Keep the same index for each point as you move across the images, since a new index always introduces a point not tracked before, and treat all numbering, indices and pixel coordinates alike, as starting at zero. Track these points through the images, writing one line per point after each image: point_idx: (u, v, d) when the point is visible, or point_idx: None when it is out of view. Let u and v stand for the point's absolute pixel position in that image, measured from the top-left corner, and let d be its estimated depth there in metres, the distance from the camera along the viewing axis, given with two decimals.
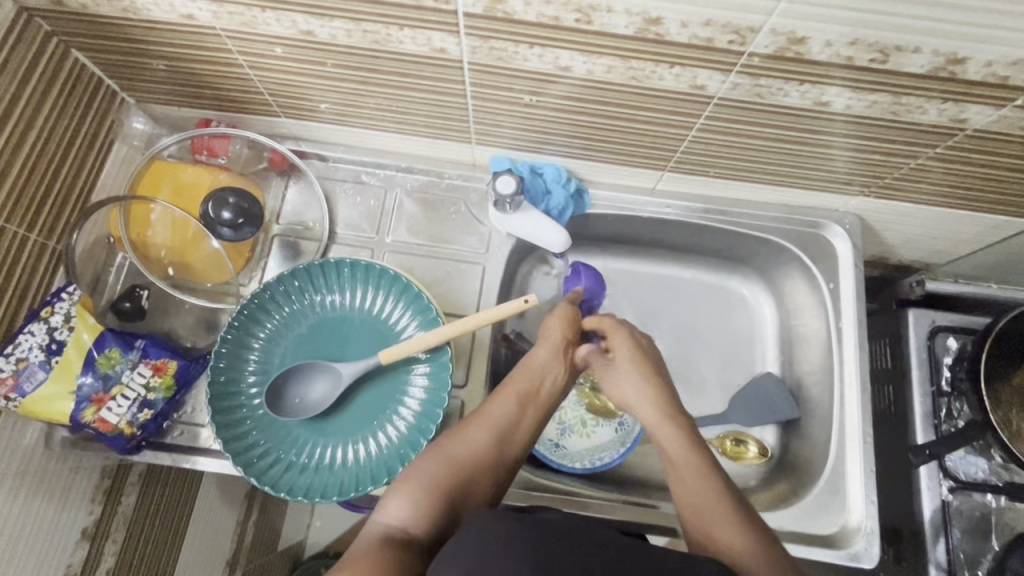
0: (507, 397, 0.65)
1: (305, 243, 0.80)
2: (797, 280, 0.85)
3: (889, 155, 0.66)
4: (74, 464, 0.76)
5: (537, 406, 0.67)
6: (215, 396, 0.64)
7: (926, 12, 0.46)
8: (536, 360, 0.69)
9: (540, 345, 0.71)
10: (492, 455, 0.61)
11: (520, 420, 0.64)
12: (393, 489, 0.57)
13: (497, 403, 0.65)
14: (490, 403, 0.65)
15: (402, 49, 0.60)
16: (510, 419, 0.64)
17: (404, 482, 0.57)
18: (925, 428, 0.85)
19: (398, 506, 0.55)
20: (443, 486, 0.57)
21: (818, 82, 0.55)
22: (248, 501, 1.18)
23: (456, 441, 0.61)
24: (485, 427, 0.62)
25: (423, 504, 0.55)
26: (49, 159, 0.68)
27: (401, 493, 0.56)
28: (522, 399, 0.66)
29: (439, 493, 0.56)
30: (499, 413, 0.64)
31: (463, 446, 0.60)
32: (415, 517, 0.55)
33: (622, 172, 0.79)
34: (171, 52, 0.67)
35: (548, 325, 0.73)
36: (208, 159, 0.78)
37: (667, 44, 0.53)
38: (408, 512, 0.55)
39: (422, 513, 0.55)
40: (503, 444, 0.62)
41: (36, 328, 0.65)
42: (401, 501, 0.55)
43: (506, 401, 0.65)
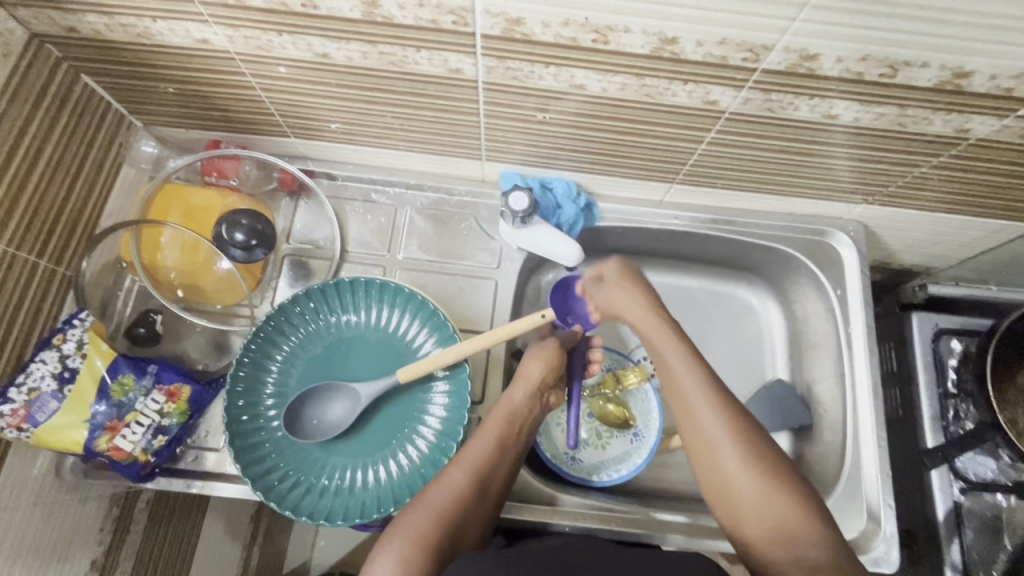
0: (485, 441, 0.63)
1: (315, 263, 0.80)
2: (805, 288, 0.86)
3: (892, 164, 0.68)
4: (86, 494, 0.74)
5: (514, 450, 0.65)
6: (233, 414, 0.63)
7: (956, 27, 0.47)
8: (517, 402, 0.68)
9: (517, 385, 0.69)
10: (476, 500, 0.59)
11: (499, 462, 0.63)
12: (380, 549, 0.54)
13: (476, 446, 0.63)
14: (468, 448, 0.63)
15: (418, 69, 0.60)
16: (490, 462, 0.62)
17: (390, 542, 0.54)
18: (934, 431, 0.86)
19: (388, 567, 0.52)
20: (432, 539, 0.55)
21: (826, 96, 0.56)
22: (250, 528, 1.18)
23: (440, 490, 0.59)
24: (462, 470, 0.61)
25: (415, 562, 0.53)
26: (57, 185, 0.67)
27: (390, 552, 0.53)
28: (501, 443, 0.64)
29: (428, 548, 0.54)
30: (479, 455, 0.62)
31: (446, 493, 0.58)
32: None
33: (629, 185, 0.80)
34: (183, 76, 0.67)
35: (529, 364, 0.71)
36: (218, 181, 0.78)
37: (683, 62, 0.54)
38: (397, 573, 0.51)
39: (414, 573, 0.52)
40: (485, 485, 0.61)
41: (48, 356, 0.64)
42: (390, 561, 0.52)
43: (486, 445, 0.63)
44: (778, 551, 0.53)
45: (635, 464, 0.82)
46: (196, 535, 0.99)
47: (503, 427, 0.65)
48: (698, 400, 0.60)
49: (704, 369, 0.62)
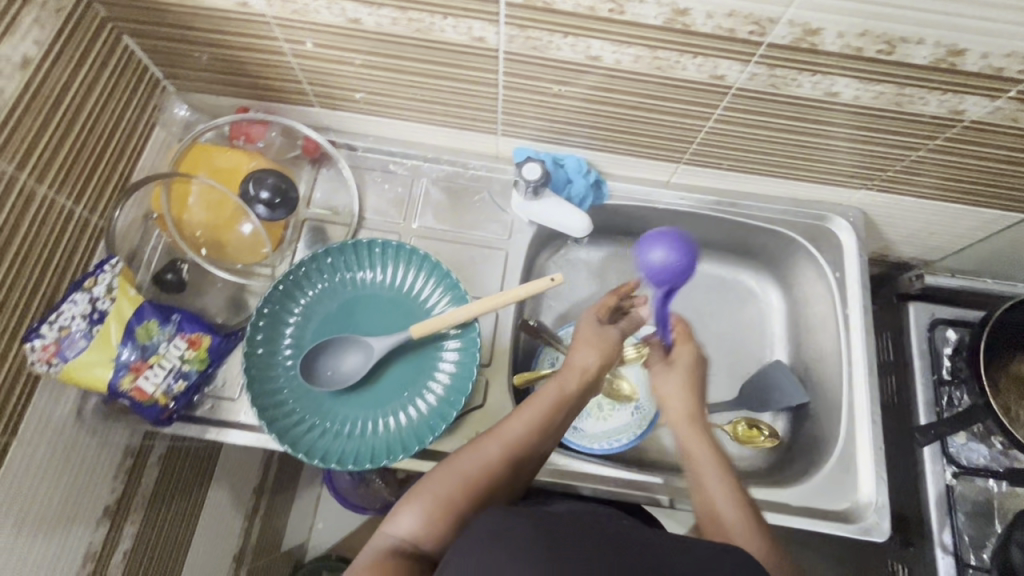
0: (529, 423, 0.64)
1: (332, 228, 0.83)
2: (805, 271, 0.89)
3: (891, 147, 0.71)
4: (104, 439, 0.77)
5: (554, 435, 0.66)
6: (253, 360, 0.67)
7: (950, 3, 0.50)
8: (569, 390, 0.67)
9: (572, 372, 0.69)
10: (505, 477, 0.61)
11: (537, 444, 0.64)
12: (407, 500, 0.59)
13: (518, 425, 0.64)
14: (510, 426, 0.63)
15: (444, 37, 0.64)
16: (528, 443, 0.63)
17: (419, 497, 0.58)
18: (927, 412, 0.89)
19: (410, 522, 0.57)
20: (457, 505, 0.58)
21: (828, 72, 0.59)
22: (252, 501, 1.20)
23: (472, 462, 0.61)
24: (498, 444, 0.62)
25: (435, 524, 0.57)
26: (96, 139, 0.71)
27: (414, 507, 0.58)
28: (544, 427, 0.64)
29: (451, 514, 0.57)
30: (517, 436, 0.63)
31: (477, 465, 0.60)
32: (424, 536, 0.56)
33: (638, 164, 0.83)
34: (218, 39, 0.71)
35: (584, 352, 0.70)
36: (245, 144, 0.81)
37: (693, 34, 0.57)
38: (418, 529, 0.56)
39: (434, 532, 0.56)
40: (518, 464, 0.62)
41: (79, 297, 0.66)
42: (413, 517, 0.57)
43: (529, 427, 0.64)
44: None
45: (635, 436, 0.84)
46: (207, 494, 1.02)
47: (552, 412, 0.65)
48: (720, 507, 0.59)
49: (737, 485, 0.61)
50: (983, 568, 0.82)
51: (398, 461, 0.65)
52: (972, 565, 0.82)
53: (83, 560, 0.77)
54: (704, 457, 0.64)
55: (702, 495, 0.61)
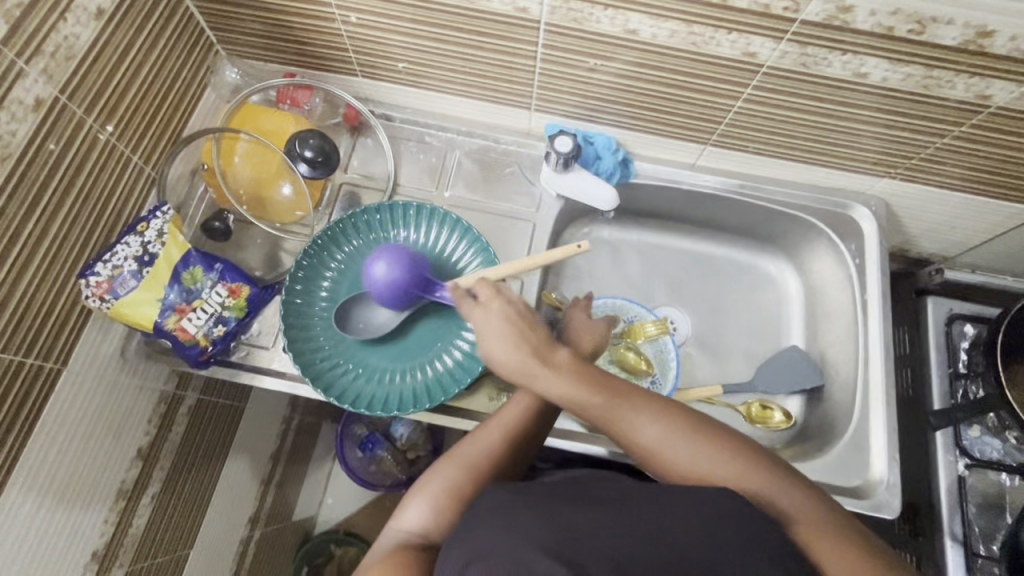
0: (523, 410, 0.64)
1: (367, 193, 0.87)
2: (825, 258, 0.90)
3: (917, 133, 0.72)
4: (143, 381, 0.80)
5: (546, 420, 0.66)
6: (289, 312, 0.70)
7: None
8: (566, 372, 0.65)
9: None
10: (507, 463, 0.61)
11: (533, 431, 0.64)
12: (414, 493, 0.58)
13: (513, 411, 0.64)
14: (507, 413, 0.63)
15: (489, 7, 0.67)
16: (525, 427, 0.63)
17: (425, 489, 0.58)
18: (942, 398, 0.90)
19: (420, 514, 0.56)
20: (464, 492, 0.58)
21: (858, 52, 0.62)
22: (270, 466, 1.24)
23: (474, 449, 0.61)
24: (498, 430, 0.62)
25: (444, 513, 0.56)
26: (153, 93, 0.75)
27: (421, 500, 0.57)
28: (538, 413, 0.64)
29: (458, 502, 0.57)
30: (516, 420, 0.63)
31: (479, 451, 0.60)
32: (434, 528, 0.55)
33: (666, 144, 0.85)
34: (274, 4, 0.75)
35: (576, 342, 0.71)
36: (290, 108, 0.86)
37: (729, 9, 0.60)
38: (428, 521, 0.55)
39: (444, 522, 0.56)
40: (518, 449, 0.62)
41: (132, 240, 0.71)
42: (422, 508, 0.56)
43: (524, 412, 0.64)
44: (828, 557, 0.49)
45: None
46: (226, 451, 1.05)
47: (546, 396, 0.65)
48: (682, 456, 0.56)
49: (676, 426, 0.58)
50: (992, 559, 0.82)
51: (424, 410, 0.68)
52: (981, 555, 0.83)
53: (116, 497, 0.80)
54: (633, 418, 0.59)
55: (654, 454, 0.58)
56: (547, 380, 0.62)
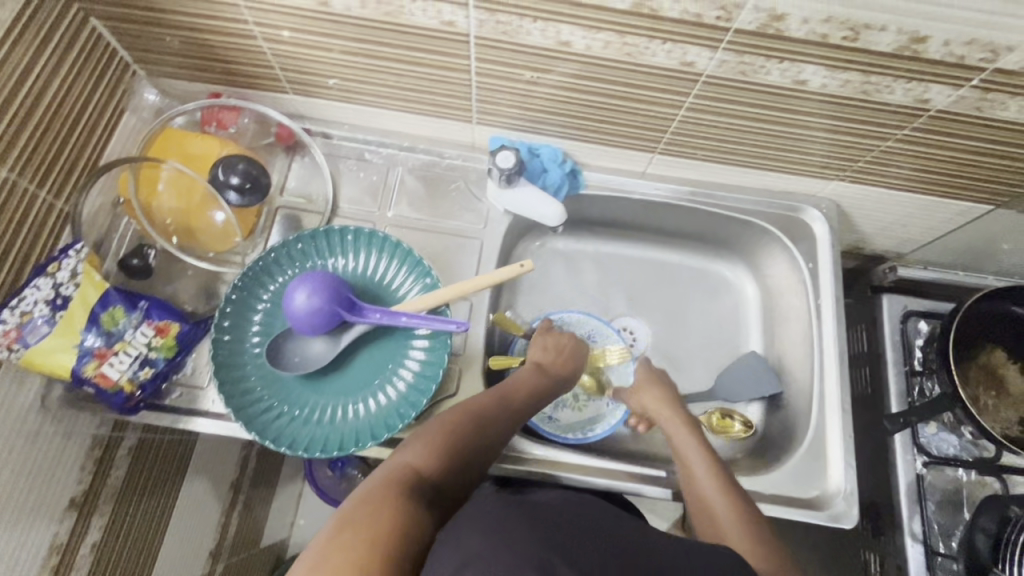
0: (519, 387, 0.69)
1: (307, 217, 0.83)
2: (779, 262, 0.89)
3: (861, 137, 0.71)
4: (69, 427, 0.75)
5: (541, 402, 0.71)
6: (218, 354, 0.66)
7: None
8: (552, 368, 0.75)
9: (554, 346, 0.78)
10: (504, 423, 0.64)
11: (522, 406, 0.67)
12: (415, 436, 0.59)
13: (513, 386, 0.69)
14: (510, 384, 0.69)
15: (414, 21, 0.63)
16: (521, 397, 0.68)
17: (418, 434, 0.59)
18: (899, 399, 0.90)
19: (419, 451, 0.56)
20: (463, 437, 0.59)
21: (796, 60, 0.60)
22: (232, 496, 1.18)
23: (477, 403, 0.63)
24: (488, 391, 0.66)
25: (441, 455, 0.57)
26: (60, 123, 0.69)
27: (421, 438, 0.58)
28: (534, 390, 0.70)
29: (450, 439, 0.58)
30: (504, 390, 0.67)
31: (480, 405, 0.63)
32: (432, 463, 0.56)
33: (614, 154, 0.83)
34: (188, 23, 0.70)
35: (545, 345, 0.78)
36: (216, 131, 0.81)
37: (660, 20, 0.57)
38: (426, 458, 0.56)
39: (441, 461, 0.56)
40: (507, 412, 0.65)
41: (42, 282, 0.65)
42: (423, 446, 0.57)
43: (522, 390, 0.69)
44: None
45: (609, 424, 0.84)
46: (176, 494, 0.98)
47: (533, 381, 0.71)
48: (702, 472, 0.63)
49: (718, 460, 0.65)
50: (952, 556, 0.83)
51: (367, 448, 0.65)
52: (941, 553, 0.83)
53: (49, 551, 0.75)
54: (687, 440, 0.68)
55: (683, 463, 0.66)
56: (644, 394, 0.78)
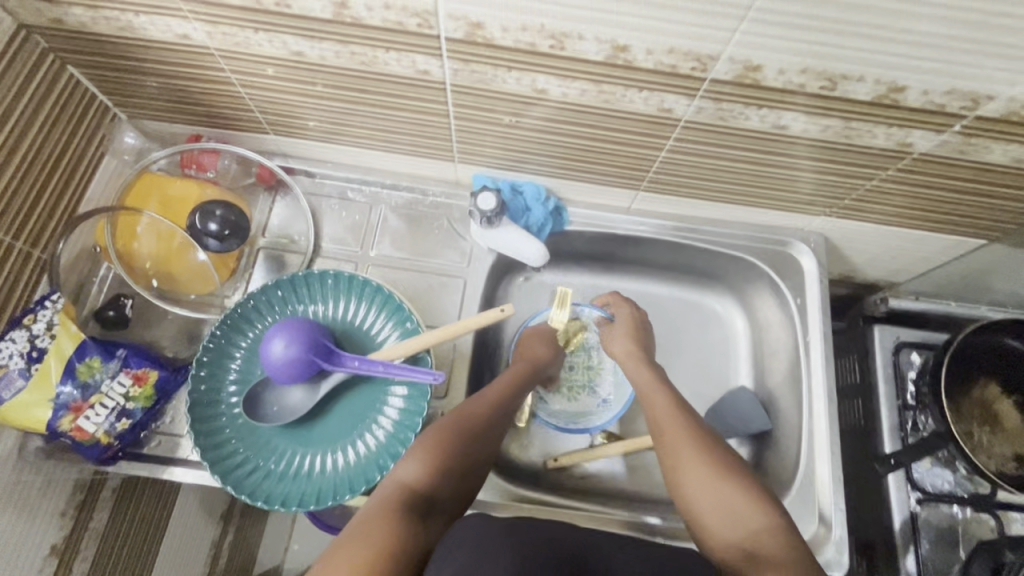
0: (504, 385, 0.70)
1: (289, 257, 0.82)
2: (767, 297, 0.88)
3: (846, 177, 0.70)
4: (49, 477, 0.74)
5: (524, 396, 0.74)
6: (195, 407, 0.65)
7: (883, 43, 0.50)
8: (535, 367, 0.77)
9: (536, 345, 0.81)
10: (495, 422, 0.65)
11: (509, 406, 0.69)
12: (410, 451, 0.60)
13: (499, 384, 0.71)
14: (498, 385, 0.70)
15: (389, 70, 0.63)
16: (507, 395, 0.69)
17: (414, 446, 0.60)
18: (893, 439, 0.87)
19: (414, 465, 0.58)
20: (456, 443, 0.61)
21: (775, 107, 0.59)
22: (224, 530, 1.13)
23: (466, 409, 0.65)
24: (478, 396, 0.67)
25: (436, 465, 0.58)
26: (36, 172, 0.69)
27: (417, 453, 0.59)
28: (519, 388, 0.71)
29: (445, 451, 0.59)
30: (494, 394, 0.68)
31: (469, 411, 0.64)
32: (428, 476, 0.57)
33: (598, 191, 0.82)
34: (166, 70, 0.70)
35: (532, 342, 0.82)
36: (196, 174, 0.80)
37: (635, 70, 0.57)
38: (421, 472, 0.57)
39: (435, 473, 0.58)
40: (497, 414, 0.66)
41: (18, 335, 0.65)
42: (417, 460, 0.58)
43: (506, 386, 0.71)
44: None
45: (599, 423, 0.85)
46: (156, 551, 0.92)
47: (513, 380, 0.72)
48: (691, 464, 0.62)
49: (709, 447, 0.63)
50: None
51: (345, 501, 0.64)
52: None
53: None
54: (676, 424, 0.66)
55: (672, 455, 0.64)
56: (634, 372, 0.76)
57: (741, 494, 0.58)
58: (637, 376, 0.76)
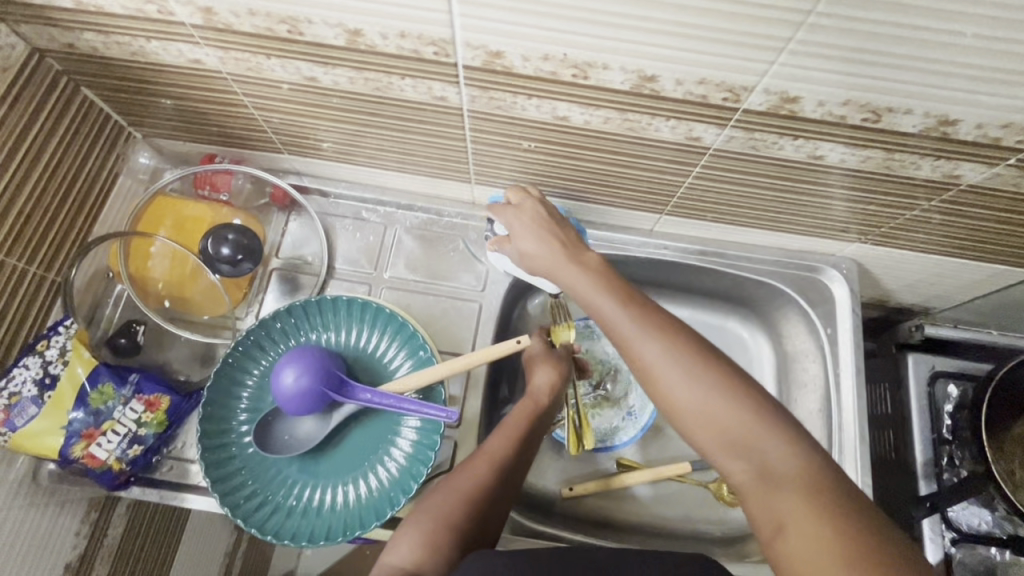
0: (507, 439, 0.64)
1: (303, 278, 0.80)
2: (795, 323, 0.85)
3: (885, 206, 0.66)
4: (61, 498, 0.71)
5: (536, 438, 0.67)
6: (206, 437, 0.64)
7: (932, 76, 0.46)
8: (543, 403, 0.69)
9: (542, 373, 0.72)
10: (501, 492, 0.60)
11: (519, 465, 0.63)
12: (405, 527, 0.57)
13: (503, 437, 0.64)
14: (503, 435, 0.64)
15: (403, 95, 0.61)
16: (512, 451, 0.63)
17: (414, 526, 0.57)
18: (927, 477, 0.82)
19: (409, 549, 0.55)
20: (454, 523, 0.56)
21: (812, 138, 0.55)
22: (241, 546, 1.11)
23: (462, 478, 0.60)
24: (484, 459, 0.61)
25: (436, 549, 0.55)
26: (51, 195, 0.68)
27: (416, 536, 0.55)
28: (521, 440, 0.64)
29: (448, 534, 0.56)
30: (500, 450, 0.63)
31: (468, 483, 0.59)
32: (426, 564, 0.54)
33: (620, 214, 0.79)
34: (177, 92, 0.68)
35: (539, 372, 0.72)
36: (210, 194, 0.79)
37: (662, 99, 0.54)
38: (417, 555, 0.54)
39: (435, 559, 0.54)
40: (505, 481, 0.61)
41: (31, 362, 0.64)
42: (412, 545, 0.55)
43: (510, 438, 0.64)
44: (795, 543, 0.43)
45: (621, 441, 0.84)
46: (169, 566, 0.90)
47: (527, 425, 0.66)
48: (678, 382, 0.51)
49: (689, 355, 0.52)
50: None
51: (355, 537, 0.62)
52: None
53: None
54: (636, 336, 0.54)
55: (648, 374, 0.53)
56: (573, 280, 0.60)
57: (733, 407, 0.49)
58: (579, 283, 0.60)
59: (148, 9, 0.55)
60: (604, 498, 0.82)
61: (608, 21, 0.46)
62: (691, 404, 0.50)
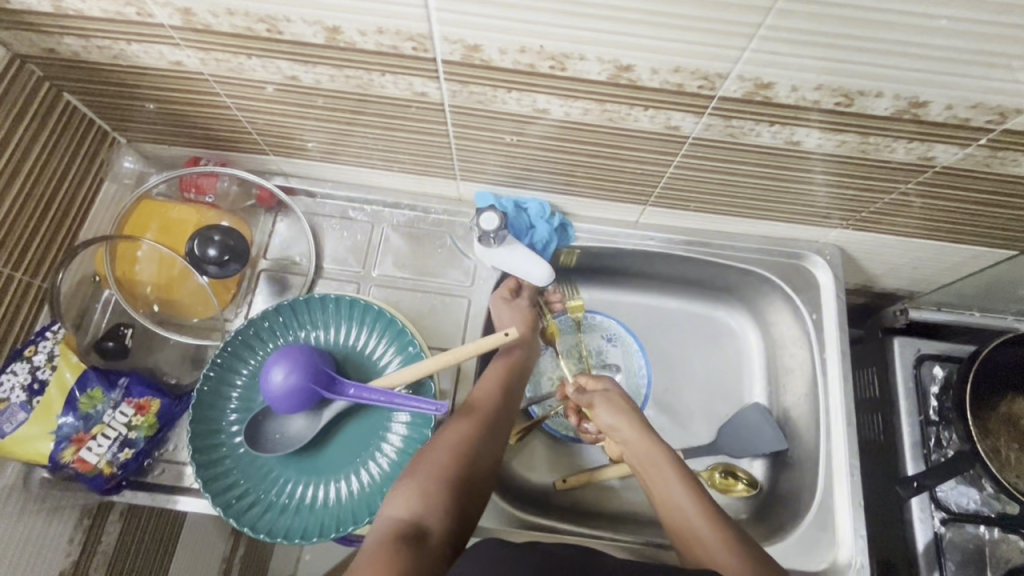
0: (489, 398, 0.70)
1: (292, 278, 0.81)
2: (781, 311, 0.85)
3: (864, 190, 0.67)
4: (53, 504, 0.71)
5: (515, 395, 0.73)
6: (196, 437, 0.65)
7: (900, 59, 0.47)
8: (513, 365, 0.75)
9: (512, 346, 0.76)
10: (488, 447, 0.65)
11: (501, 420, 0.69)
12: (402, 484, 0.60)
13: (484, 401, 0.69)
14: (480, 393, 0.70)
15: (385, 92, 0.61)
16: (492, 411, 0.68)
17: (411, 479, 0.60)
18: (915, 458, 0.83)
19: (407, 500, 0.58)
20: (449, 477, 0.60)
21: (789, 123, 0.56)
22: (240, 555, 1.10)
23: (451, 437, 0.64)
24: (469, 415, 0.67)
25: (433, 500, 0.59)
26: (36, 200, 0.69)
27: (414, 490, 0.59)
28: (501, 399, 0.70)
29: (447, 487, 0.60)
30: (483, 410, 0.68)
31: (457, 440, 0.63)
32: (425, 513, 0.58)
33: (604, 206, 0.80)
34: (160, 95, 0.68)
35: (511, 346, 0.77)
36: (196, 197, 0.79)
37: (640, 89, 0.54)
38: (417, 507, 0.58)
39: (433, 509, 0.58)
40: (491, 435, 0.67)
41: (19, 368, 0.65)
42: (409, 497, 0.58)
43: (490, 398, 0.70)
44: None
45: None
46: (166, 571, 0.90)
47: (505, 383, 0.72)
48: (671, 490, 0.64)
49: (689, 475, 0.65)
50: None
51: (348, 533, 0.62)
52: None
53: None
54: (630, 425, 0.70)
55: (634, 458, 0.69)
56: (626, 436, 0.70)
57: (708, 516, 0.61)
58: (635, 450, 0.69)
59: (128, 11, 0.55)
60: (597, 489, 0.83)
61: (582, 12, 0.47)
62: (663, 486, 0.65)
